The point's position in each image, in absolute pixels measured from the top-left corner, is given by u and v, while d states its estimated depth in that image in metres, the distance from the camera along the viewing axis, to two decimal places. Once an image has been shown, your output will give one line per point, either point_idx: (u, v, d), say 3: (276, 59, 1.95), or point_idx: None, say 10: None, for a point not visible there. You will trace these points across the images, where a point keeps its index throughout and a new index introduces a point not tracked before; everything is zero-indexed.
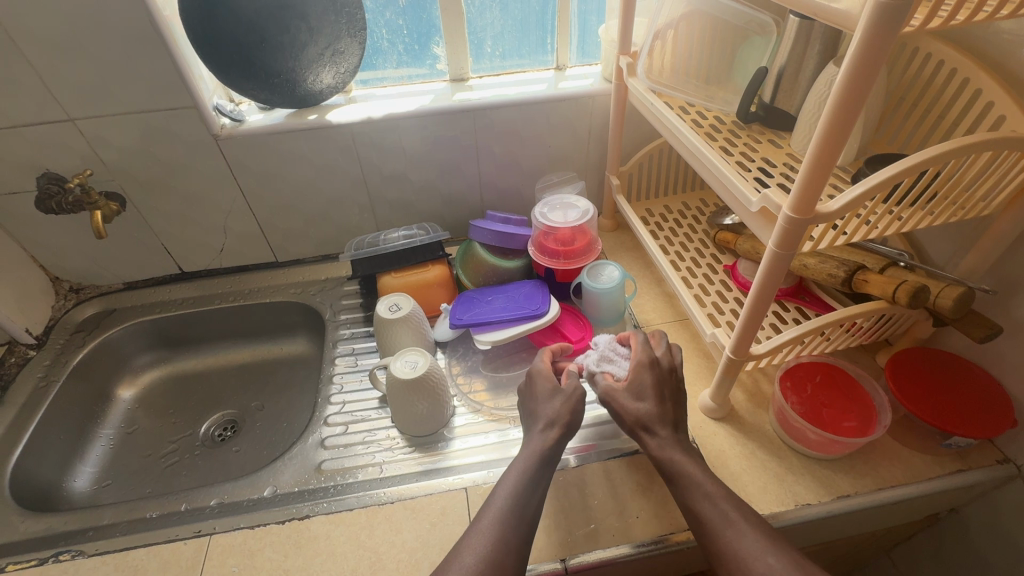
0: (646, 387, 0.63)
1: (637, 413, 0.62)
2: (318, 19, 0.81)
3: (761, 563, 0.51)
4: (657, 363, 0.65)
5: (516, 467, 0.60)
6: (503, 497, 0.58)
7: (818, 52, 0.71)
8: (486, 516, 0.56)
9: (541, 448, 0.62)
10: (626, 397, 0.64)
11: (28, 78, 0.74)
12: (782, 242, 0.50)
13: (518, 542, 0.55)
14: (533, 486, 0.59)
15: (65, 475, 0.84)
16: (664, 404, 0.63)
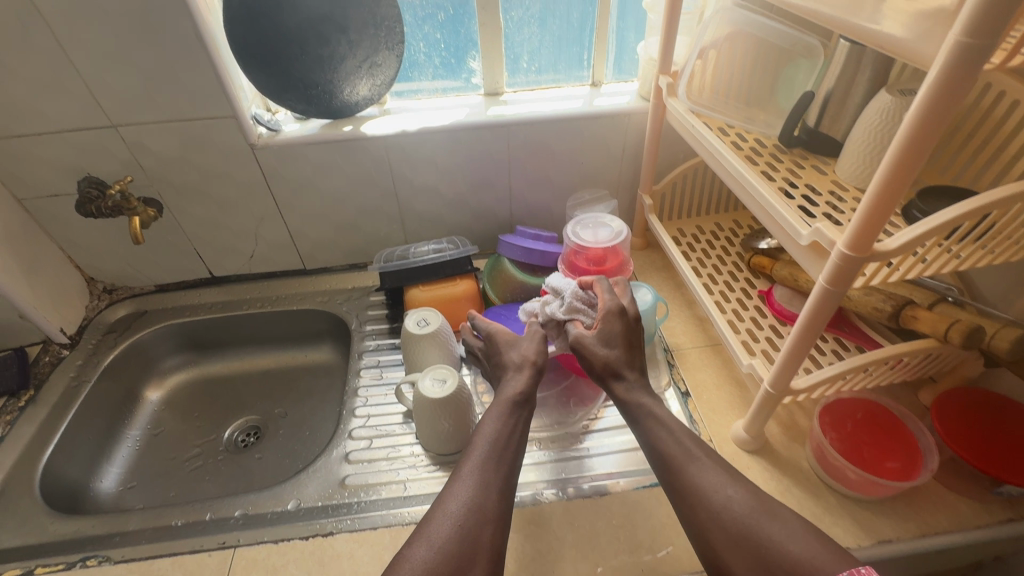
0: (614, 334, 0.71)
1: (606, 358, 0.69)
2: (357, 32, 0.81)
3: (720, 495, 0.57)
4: (624, 312, 0.73)
5: (497, 415, 0.67)
6: (486, 442, 0.64)
7: (869, 77, 0.68)
8: (471, 460, 0.62)
9: (517, 397, 0.69)
10: (595, 343, 0.71)
11: (75, 86, 0.75)
12: (834, 280, 0.49)
13: (502, 485, 0.61)
14: (512, 432, 0.66)
15: (93, 475, 0.85)
16: (628, 350, 0.71)
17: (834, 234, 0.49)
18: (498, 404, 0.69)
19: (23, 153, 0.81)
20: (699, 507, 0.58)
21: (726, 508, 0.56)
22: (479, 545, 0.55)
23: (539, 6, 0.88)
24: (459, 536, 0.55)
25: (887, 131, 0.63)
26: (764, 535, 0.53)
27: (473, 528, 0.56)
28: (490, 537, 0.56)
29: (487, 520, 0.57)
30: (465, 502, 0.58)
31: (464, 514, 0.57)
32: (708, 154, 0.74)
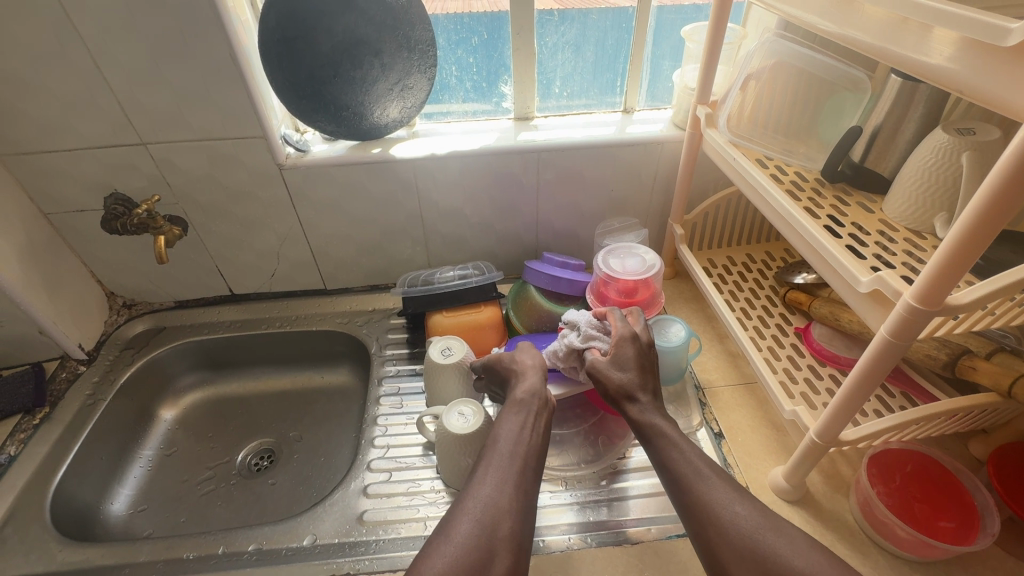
0: (627, 359, 0.69)
1: (620, 382, 0.68)
2: (391, 56, 0.80)
3: (729, 513, 0.54)
4: (637, 337, 0.72)
5: (512, 415, 0.67)
6: (503, 441, 0.64)
7: (922, 114, 0.66)
8: (490, 458, 0.63)
9: (525, 399, 0.69)
10: (608, 367, 0.69)
11: (108, 104, 0.75)
12: (896, 331, 0.46)
13: (521, 479, 0.61)
14: (528, 430, 0.66)
15: (104, 497, 0.83)
16: (642, 375, 0.69)
17: (900, 284, 0.46)
18: (512, 405, 0.69)
19: (52, 168, 0.81)
20: (709, 526, 0.55)
21: (733, 524, 0.53)
22: (498, 537, 0.55)
23: (575, 32, 0.87)
24: (476, 537, 0.54)
25: (942, 172, 0.60)
26: (768, 550, 0.51)
27: (489, 524, 0.56)
28: (511, 530, 0.56)
29: (505, 512, 0.57)
30: (483, 498, 0.58)
31: (481, 509, 0.57)
32: (749, 188, 0.71)
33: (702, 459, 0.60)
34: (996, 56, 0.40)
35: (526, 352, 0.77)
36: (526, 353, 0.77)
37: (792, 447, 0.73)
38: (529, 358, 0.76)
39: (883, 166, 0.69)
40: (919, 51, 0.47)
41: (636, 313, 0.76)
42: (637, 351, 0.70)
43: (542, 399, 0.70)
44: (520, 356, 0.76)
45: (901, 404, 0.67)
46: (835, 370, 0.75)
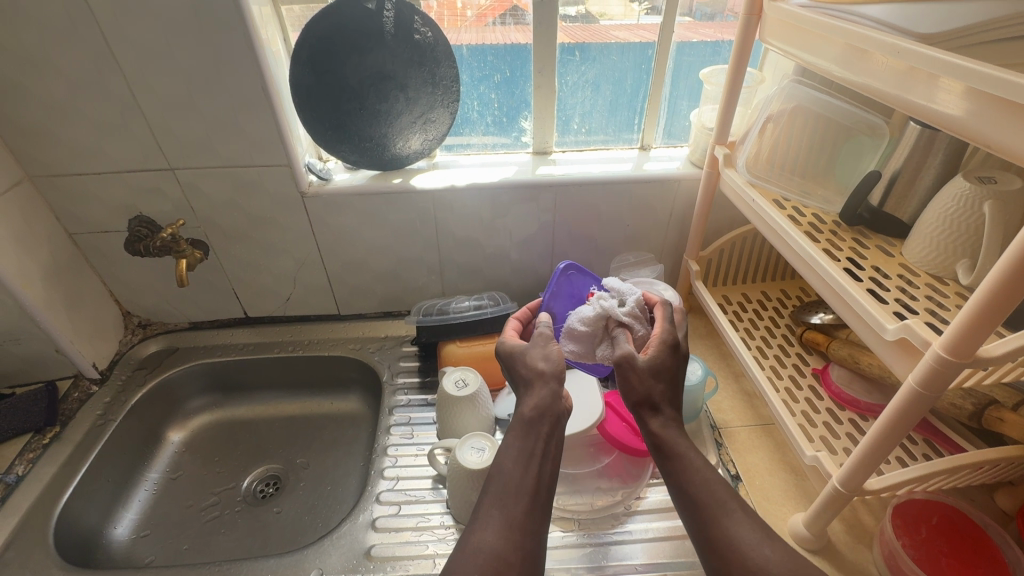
0: (664, 365, 0.66)
1: (649, 390, 0.64)
2: (416, 90, 0.82)
3: (756, 555, 0.54)
4: (678, 346, 0.68)
5: (519, 444, 0.64)
6: (508, 477, 0.61)
7: (941, 161, 0.66)
8: (494, 497, 0.61)
9: (533, 424, 0.65)
10: (643, 367, 0.65)
11: (141, 131, 0.77)
12: (926, 381, 0.45)
13: (527, 523, 0.59)
14: (536, 460, 0.63)
15: (108, 521, 0.82)
16: (672, 384, 0.66)
17: (928, 333, 0.46)
18: (520, 428, 0.65)
19: (81, 190, 0.82)
20: (734, 566, 0.54)
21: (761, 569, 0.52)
22: None
23: (595, 72, 0.89)
24: None
25: (962, 219, 0.60)
26: None
27: None
28: None
29: (510, 564, 0.55)
30: (487, 548, 0.56)
31: (484, 562, 0.54)
32: (768, 229, 0.71)
33: (726, 491, 0.60)
34: (1012, 110, 0.40)
35: (536, 356, 0.69)
36: (536, 355, 0.69)
37: (812, 493, 0.71)
38: (543, 365, 0.67)
39: (903, 211, 0.70)
40: (928, 100, 0.47)
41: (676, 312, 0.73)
42: (671, 354, 0.67)
43: (547, 417, 0.65)
44: (530, 364, 0.68)
45: (924, 453, 0.65)
46: (855, 414, 0.73)
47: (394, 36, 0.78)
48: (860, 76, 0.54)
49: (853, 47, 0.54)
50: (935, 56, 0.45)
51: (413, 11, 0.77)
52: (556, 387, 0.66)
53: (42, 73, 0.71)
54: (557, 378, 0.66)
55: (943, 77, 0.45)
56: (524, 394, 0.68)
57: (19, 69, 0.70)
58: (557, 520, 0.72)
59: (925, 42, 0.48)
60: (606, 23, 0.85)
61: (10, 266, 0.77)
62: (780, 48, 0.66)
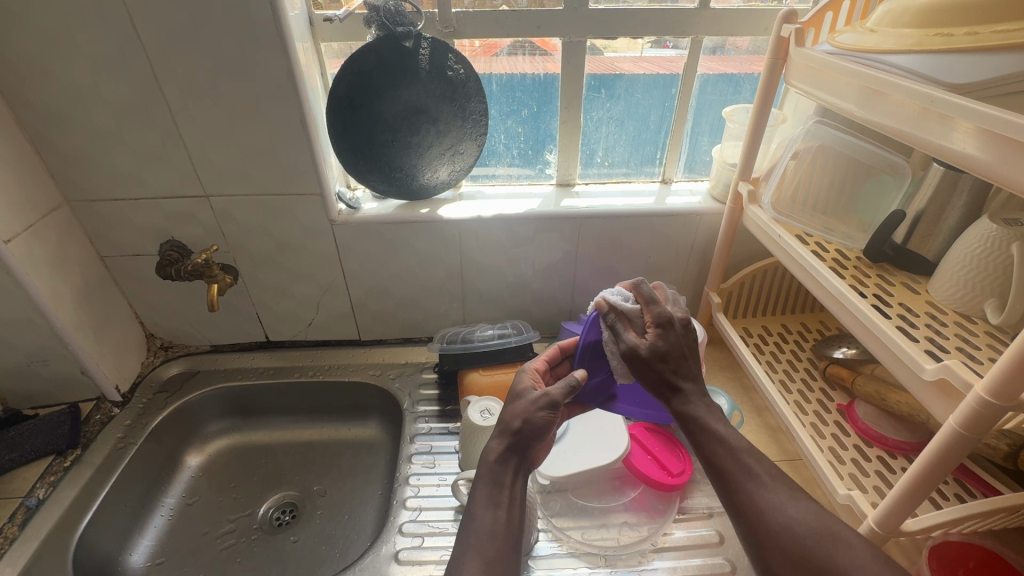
0: (673, 347, 0.60)
1: (663, 373, 0.59)
2: (446, 124, 0.85)
3: (781, 518, 0.54)
4: (673, 324, 0.61)
5: (485, 492, 0.62)
6: (481, 523, 0.59)
7: (965, 202, 0.67)
8: (471, 548, 0.57)
9: (498, 472, 0.63)
10: (652, 358, 0.60)
11: (180, 159, 0.79)
12: (968, 424, 0.45)
13: (502, 571, 0.57)
14: (503, 507, 0.61)
15: (124, 547, 0.81)
16: (685, 361, 0.60)
17: (968, 375, 0.46)
18: (483, 476, 0.63)
19: (116, 214, 0.84)
20: (760, 528, 0.54)
21: (787, 528, 0.53)
22: None
23: (619, 108, 0.92)
24: None
25: (985, 258, 0.61)
26: (824, 564, 0.51)
27: None
28: None
29: None
30: None
31: None
32: (796, 265, 0.72)
33: (750, 455, 0.58)
34: None
35: (516, 409, 0.65)
36: (518, 412, 0.65)
37: None
38: (519, 424, 0.64)
39: (928, 248, 0.71)
40: (941, 138, 0.49)
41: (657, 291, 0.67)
42: (674, 335, 0.61)
43: (511, 465, 0.64)
44: (505, 419, 0.65)
45: (955, 492, 0.65)
46: (883, 451, 0.73)
47: (428, 72, 0.81)
48: (876, 115, 0.56)
49: (871, 89, 0.56)
50: (946, 98, 0.47)
51: (448, 49, 0.80)
52: (527, 448, 0.64)
53: (89, 103, 0.74)
54: (531, 437, 0.63)
55: (954, 118, 0.47)
56: (493, 439, 0.65)
57: (68, 99, 0.73)
58: (583, 556, 0.70)
59: (957, 92, 0.50)
60: (611, 55, 0.86)
61: (44, 288, 0.78)
62: (800, 88, 0.68)
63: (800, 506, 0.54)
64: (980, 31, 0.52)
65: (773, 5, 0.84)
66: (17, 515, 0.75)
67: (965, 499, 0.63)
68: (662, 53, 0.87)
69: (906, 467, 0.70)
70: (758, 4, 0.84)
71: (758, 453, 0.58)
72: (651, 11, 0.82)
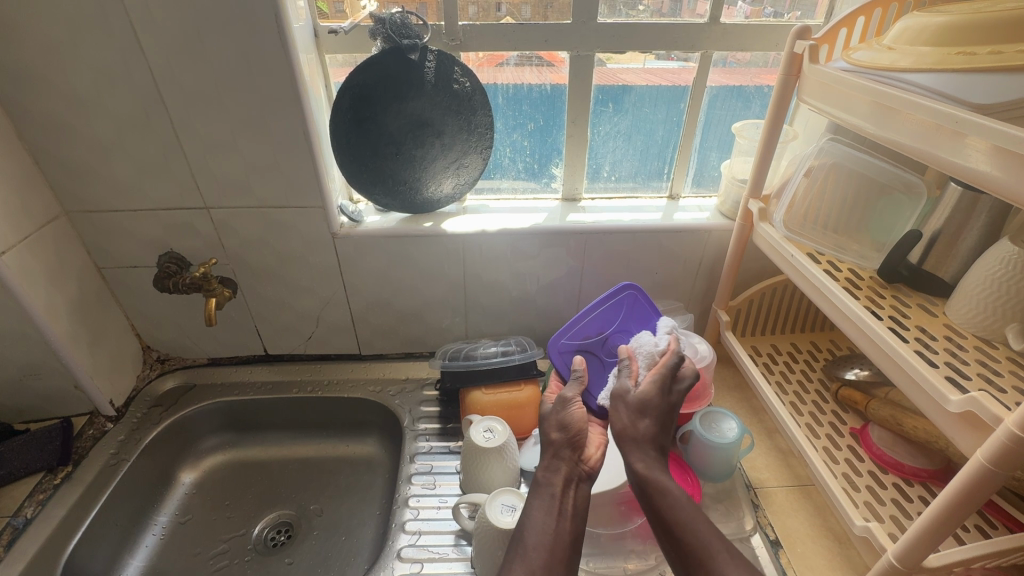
0: (650, 409, 0.66)
1: (631, 425, 0.66)
2: (451, 136, 0.84)
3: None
4: (671, 389, 0.69)
5: (538, 501, 0.62)
6: (532, 532, 0.58)
7: (984, 223, 0.65)
8: (518, 558, 0.56)
9: (547, 482, 0.64)
10: (631, 403, 0.67)
11: (181, 170, 0.78)
12: (997, 459, 0.43)
13: None
14: (557, 518, 0.60)
15: (113, 568, 0.78)
16: (658, 427, 0.66)
17: (998, 409, 0.44)
18: (536, 488, 0.64)
19: (114, 225, 0.83)
20: None
21: None
22: None
23: (627, 123, 0.90)
24: None
25: (1008, 282, 0.59)
26: None
27: None
28: None
29: None
30: None
31: None
32: (807, 285, 0.70)
33: (710, 531, 0.56)
34: None
35: (553, 423, 0.69)
36: (551, 425, 0.69)
37: (858, 563, 0.68)
38: (555, 434, 0.68)
39: (944, 270, 0.68)
40: (955, 156, 0.48)
41: (671, 353, 0.71)
42: (662, 399, 0.67)
43: (563, 477, 0.64)
44: (544, 435, 0.69)
45: (976, 524, 0.62)
46: (899, 478, 0.70)
47: (434, 85, 0.80)
48: (890, 133, 0.55)
49: (884, 105, 0.55)
50: (963, 116, 0.46)
51: (454, 62, 0.79)
52: (572, 454, 0.66)
53: (89, 112, 0.72)
54: (570, 444, 0.67)
55: (968, 135, 0.46)
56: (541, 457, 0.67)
57: (68, 109, 0.72)
58: None
59: (979, 112, 0.48)
60: (614, 67, 0.85)
61: (39, 301, 0.76)
62: (812, 105, 0.67)
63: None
64: (1005, 50, 0.50)
65: (782, 20, 0.83)
66: (2, 535, 0.72)
67: (987, 531, 0.61)
68: (665, 66, 0.85)
69: (923, 495, 0.68)
70: (763, 20, 0.83)
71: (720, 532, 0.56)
72: (659, 25, 0.81)
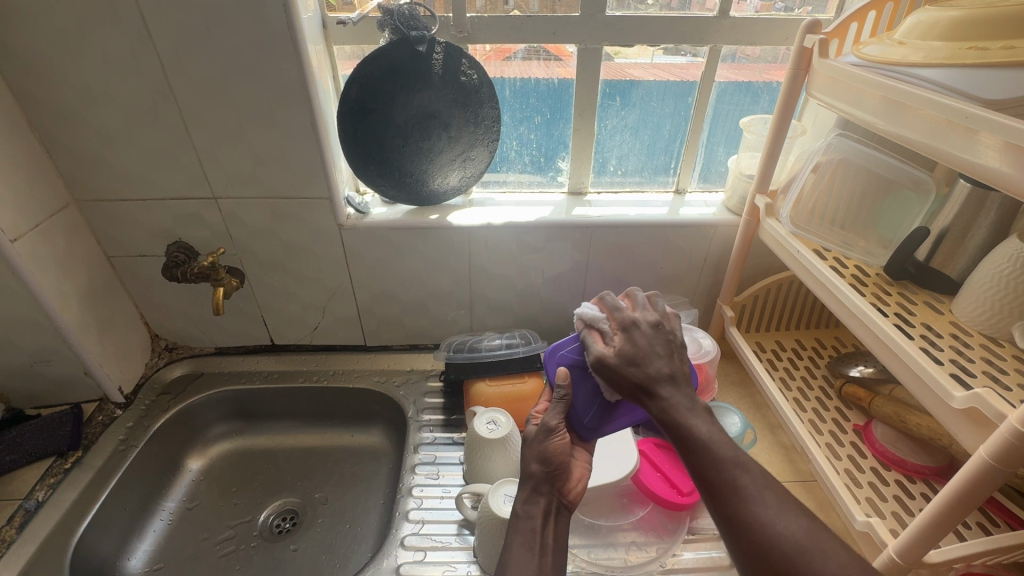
0: (642, 347, 0.58)
1: (635, 379, 0.57)
2: (458, 129, 0.84)
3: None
4: (639, 324, 0.60)
5: (519, 538, 0.59)
6: (513, 572, 0.56)
7: (992, 220, 0.64)
8: None
9: (527, 516, 0.60)
10: (620, 363, 0.58)
11: (189, 160, 0.78)
12: (1000, 456, 0.43)
13: None
14: (541, 555, 0.58)
15: (122, 552, 0.80)
16: (656, 359, 0.58)
17: (1001, 405, 0.44)
18: (515, 521, 0.61)
19: (124, 214, 0.83)
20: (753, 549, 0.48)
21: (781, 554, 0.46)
22: None
23: (634, 117, 0.90)
24: None
25: (1015, 279, 0.58)
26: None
27: None
28: None
29: None
30: None
31: None
32: (813, 281, 0.70)
33: (736, 466, 0.51)
34: None
35: (532, 454, 0.63)
36: (532, 455, 0.63)
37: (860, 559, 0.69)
38: (535, 466, 0.63)
39: (951, 267, 0.68)
40: (967, 153, 0.47)
41: (605, 292, 0.64)
42: (637, 335, 0.59)
43: (543, 510, 0.61)
44: (523, 467, 0.64)
45: (977, 521, 0.62)
46: (901, 475, 0.70)
47: (441, 77, 0.80)
48: (900, 128, 0.55)
49: (895, 101, 0.55)
50: (973, 111, 0.46)
51: (462, 54, 0.79)
52: (552, 487, 0.62)
53: (99, 102, 0.73)
54: (549, 477, 0.62)
55: (980, 131, 0.46)
56: (522, 488, 0.63)
57: (78, 98, 0.72)
58: None
59: (989, 108, 0.48)
60: (621, 62, 0.85)
61: (50, 288, 0.77)
62: (821, 100, 0.67)
63: (789, 521, 0.48)
64: (1017, 45, 0.50)
65: (791, 15, 0.82)
66: (15, 517, 0.74)
67: (989, 529, 0.61)
68: (673, 60, 0.85)
69: (925, 492, 0.68)
70: (772, 14, 0.82)
71: (746, 462, 0.51)
72: (668, 18, 0.80)
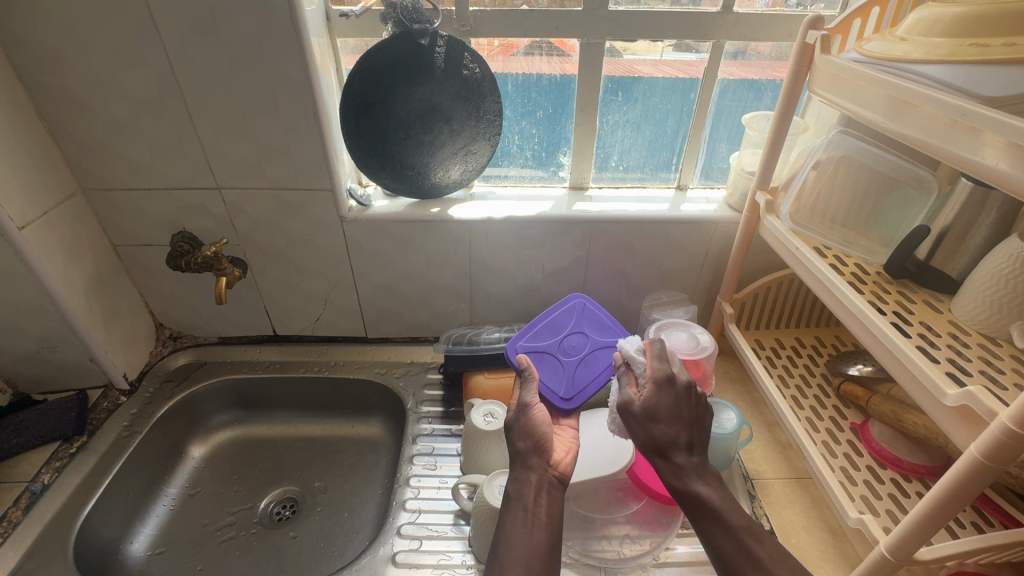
0: (666, 405, 0.63)
1: (651, 435, 0.62)
2: (460, 123, 0.84)
3: None
4: (673, 381, 0.65)
5: (512, 516, 0.60)
6: (509, 549, 0.57)
7: (994, 220, 0.64)
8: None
9: (518, 491, 0.63)
10: (643, 416, 0.63)
11: (194, 150, 0.79)
12: (991, 453, 0.43)
13: None
14: (537, 529, 0.59)
15: (124, 535, 0.81)
16: (677, 422, 0.63)
17: (992, 403, 0.45)
18: (507, 503, 0.62)
19: (130, 204, 0.85)
20: None
21: None
22: None
23: (637, 112, 0.90)
24: None
25: (1015, 279, 0.58)
26: None
27: None
28: None
29: None
30: None
31: None
32: (811, 278, 0.70)
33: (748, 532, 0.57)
34: None
35: (519, 435, 0.67)
36: (517, 433, 0.68)
37: (851, 556, 0.69)
38: (522, 443, 0.66)
39: (951, 266, 0.68)
40: (969, 151, 0.47)
41: (652, 347, 0.69)
42: (668, 392, 0.64)
43: (534, 484, 0.63)
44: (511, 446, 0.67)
45: (972, 520, 0.62)
46: (897, 473, 0.70)
47: (443, 71, 0.80)
48: (902, 127, 0.54)
49: (897, 98, 0.54)
50: (974, 110, 0.46)
51: (464, 48, 0.79)
52: (540, 462, 0.65)
53: (106, 92, 0.74)
54: (535, 452, 0.66)
55: (984, 130, 0.45)
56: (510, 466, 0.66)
57: (86, 88, 0.74)
58: (583, 569, 0.69)
59: (989, 105, 0.48)
60: (630, 58, 0.85)
61: (57, 276, 0.78)
62: (823, 97, 0.66)
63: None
64: (1019, 42, 0.50)
65: (799, 10, 0.82)
66: (21, 499, 0.75)
67: (983, 528, 0.61)
68: (682, 57, 0.85)
69: (920, 491, 0.68)
70: (784, 10, 0.82)
71: (757, 531, 0.57)
72: (673, 12, 0.80)
